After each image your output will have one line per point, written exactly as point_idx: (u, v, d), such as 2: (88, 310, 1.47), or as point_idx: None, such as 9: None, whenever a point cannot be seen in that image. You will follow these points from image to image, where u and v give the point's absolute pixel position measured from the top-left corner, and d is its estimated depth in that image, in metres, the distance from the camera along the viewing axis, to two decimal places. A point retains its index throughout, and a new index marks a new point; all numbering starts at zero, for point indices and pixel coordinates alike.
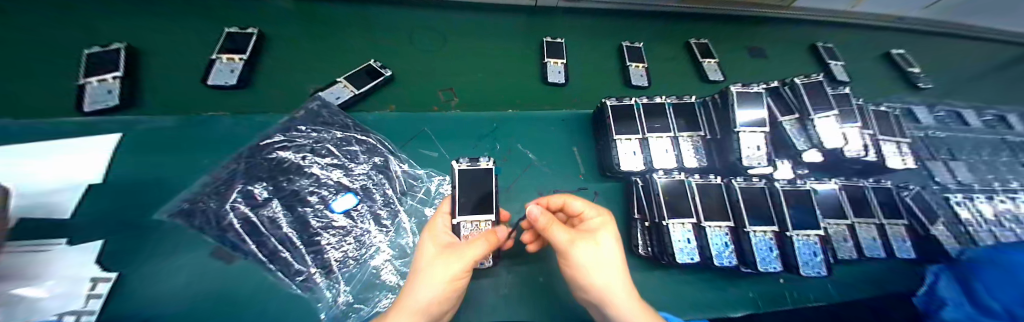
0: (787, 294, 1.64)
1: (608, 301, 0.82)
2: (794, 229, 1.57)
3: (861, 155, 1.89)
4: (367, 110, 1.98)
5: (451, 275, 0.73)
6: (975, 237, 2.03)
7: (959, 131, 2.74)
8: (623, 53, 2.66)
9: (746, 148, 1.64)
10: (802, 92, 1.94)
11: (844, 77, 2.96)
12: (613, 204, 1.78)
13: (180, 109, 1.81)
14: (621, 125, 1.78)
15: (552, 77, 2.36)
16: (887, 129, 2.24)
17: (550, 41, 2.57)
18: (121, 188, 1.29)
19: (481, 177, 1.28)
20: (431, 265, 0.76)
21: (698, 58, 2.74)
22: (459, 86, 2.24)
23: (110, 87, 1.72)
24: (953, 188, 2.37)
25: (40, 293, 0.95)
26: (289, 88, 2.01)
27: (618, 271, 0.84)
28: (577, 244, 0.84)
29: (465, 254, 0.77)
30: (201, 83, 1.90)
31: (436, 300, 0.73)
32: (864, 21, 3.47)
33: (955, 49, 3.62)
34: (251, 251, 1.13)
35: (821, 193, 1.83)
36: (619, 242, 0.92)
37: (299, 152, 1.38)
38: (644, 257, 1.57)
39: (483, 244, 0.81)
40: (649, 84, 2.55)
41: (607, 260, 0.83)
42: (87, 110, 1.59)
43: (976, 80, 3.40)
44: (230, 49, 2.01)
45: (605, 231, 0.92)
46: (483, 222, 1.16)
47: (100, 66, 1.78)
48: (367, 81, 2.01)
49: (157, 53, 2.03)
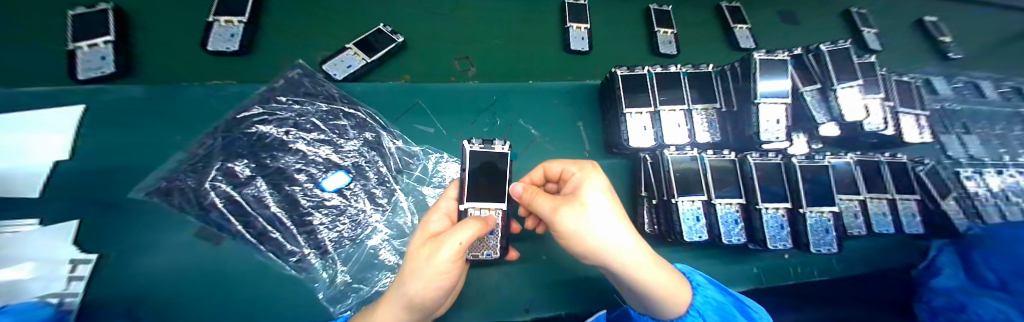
0: (790, 269, 1.62)
1: (614, 263, 0.74)
2: (808, 206, 1.52)
3: (881, 128, 1.79)
4: (384, 79, 1.86)
5: (439, 271, 0.64)
6: (980, 212, 1.99)
7: (977, 103, 2.60)
8: (651, 18, 2.43)
9: (765, 122, 1.53)
10: (828, 61, 1.77)
11: (876, 46, 2.72)
12: (620, 181, 1.71)
13: (177, 79, 1.65)
14: (633, 97, 1.63)
15: (574, 44, 2.17)
16: (908, 101, 2.10)
17: (572, 3, 2.33)
18: (93, 165, 1.19)
19: (495, 162, 1.14)
20: (419, 258, 0.69)
21: (730, 23, 2.52)
22: (475, 54, 2.08)
23: (104, 53, 1.53)
24: (964, 162, 2.30)
25: (23, 275, 0.89)
26: (296, 55, 1.84)
27: (616, 225, 0.74)
28: (558, 210, 0.78)
29: (448, 240, 0.67)
30: (200, 47, 1.72)
31: (429, 294, 0.66)
32: None
33: (986, 15, 3.37)
34: (237, 231, 1.08)
35: (837, 168, 1.74)
36: (611, 194, 0.83)
37: (281, 126, 1.26)
38: (650, 235, 1.53)
39: (472, 223, 0.72)
40: (678, 53, 2.38)
41: (604, 220, 0.73)
42: (81, 78, 1.43)
43: (1004, 49, 3.19)
44: (228, 10, 1.78)
45: (590, 185, 0.83)
46: (494, 210, 1.13)
47: (85, 28, 1.56)
48: (379, 48, 1.83)
49: (149, 14, 1.80)
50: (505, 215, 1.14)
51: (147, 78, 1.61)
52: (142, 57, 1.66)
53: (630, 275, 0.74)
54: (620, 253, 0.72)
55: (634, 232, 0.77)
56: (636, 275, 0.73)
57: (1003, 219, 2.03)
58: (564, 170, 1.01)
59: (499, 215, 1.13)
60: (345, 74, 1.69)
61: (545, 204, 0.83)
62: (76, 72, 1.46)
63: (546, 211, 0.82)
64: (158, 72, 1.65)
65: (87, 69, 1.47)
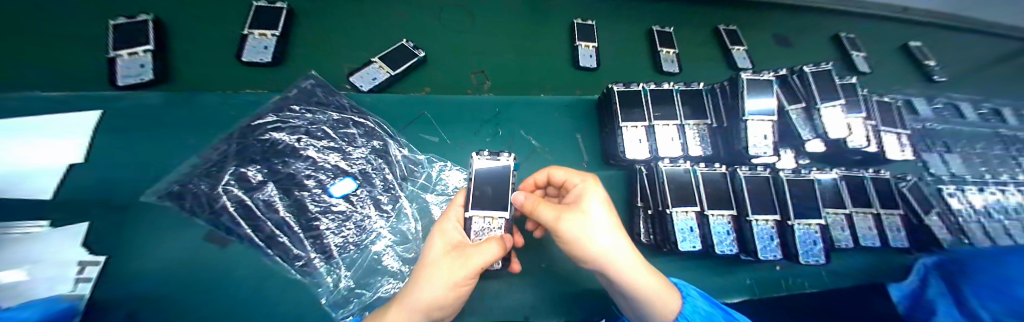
0: (782, 281, 1.66)
1: (609, 269, 0.85)
2: (796, 219, 1.59)
3: (864, 146, 1.89)
4: (404, 91, 1.93)
5: (455, 281, 0.78)
6: (964, 228, 2.08)
7: (956, 123, 2.75)
8: (654, 38, 2.58)
9: (754, 137, 1.63)
10: (810, 80, 1.89)
11: (865, 68, 2.95)
12: (615, 192, 1.77)
13: (210, 87, 1.71)
14: (628, 112, 1.72)
15: (583, 61, 2.30)
16: (889, 120, 2.22)
17: (580, 23, 2.47)
18: (105, 166, 1.22)
19: (500, 171, 1.24)
20: (438, 266, 0.80)
21: (727, 44, 2.67)
22: (491, 69, 2.18)
23: (142, 61, 1.60)
24: (945, 180, 2.41)
25: (18, 276, 0.89)
26: (323, 67, 1.92)
27: (611, 236, 0.86)
28: (562, 220, 0.87)
29: (470, 259, 0.82)
30: (234, 58, 1.80)
31: (438, 301, 0.77)
32: (878, 10, 3.41)
33: (962, 41, 3.59)
34: (247, 235, 1.10)
35: (823, 183, 1.82)
36: (608, 207, 0.94)
37: (294, 134, 1.32)
38: (647, 245, 1.58)
39: (494, 246, 0.88)
40: (680, 71, 2.52)
41: (598, 226, 0.86)
42: (122, 84, 1.50)
43: (980, 73, 3.39)
44: (262, 25, 1.87)
45: (590, 199, 0.94)
46: (497, 218, 1.16)
47: (125, 38, 1.64)
48: (402, 62, 1.93)
49: (187, 25, 1.89)
50: (506, 223, 1.17)
51: (181, 86, 1.68)
52: (177, 66, 1.73)
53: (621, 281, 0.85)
54: (613, 257, 0.83)
55: (625, 240, 0.89)
56: (627, 278, 0.84)
57: (986, 235, 2.11)
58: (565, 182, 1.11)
59: (503, 224, 1.16)
60: (371, 86, 1.79)
61: (550, 214, 0.91)
62: (117, 78, 1.53)
63: (549, 221, 0.91)
64: (192, 80, 1.71)
65: (126, 76, 1.54)
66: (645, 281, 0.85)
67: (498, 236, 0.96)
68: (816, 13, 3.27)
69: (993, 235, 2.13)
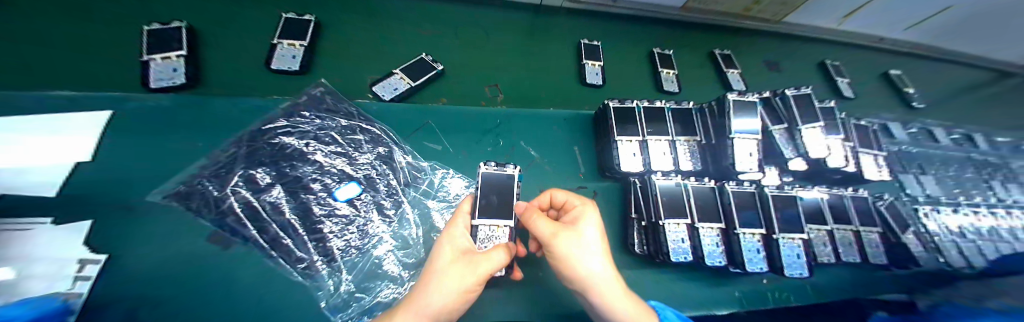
0: (769, 294, 1.72)
1: (592, 288, 0.94)
2: (780, 233, 1.67)
3: (842, 166, 2.01)
4: (422, 102, 2.01)
5: (463, 288, 0.83)
6: (939, 247, 2.19)
7: (930, 147, 2.93)
8: (654, 59, 2.74)
9: (740, 155, 1.74)
10: (792, 103, 2.03)
11: (849, 93, 3.19)
12: (612, 204, 1.83)
13: (237, 91, 1.76)
14: (622, 127, 1.83)
15: (590, 78, 2.43)
16: (866, 142, 2.37)
17: (587, 43, 2.63)
18: (110, 164, 1.23)
19: (504, 181, 1.32)
20: (446, 272, 0.85)
21: (722, 68, 2.85)
22: (504, 83, 2.29)
23: (175, 65, 1.65)
24: (921, 200, 2.55)
25: (6, 274, 0.86)
26: (349, 77, 1.99)
27: (602, 258, 0.96)
28: (558, 235, 0.98)
29: (479, 267, 0.87)
30: (264, 66, 1.86)
31: (447, 307, 0.81)
32: (859, 40, 3.67)
33: (932, 72, 3.88)
34: (251, 236, 1.12)
35: (806, 200, 1.92)
36: (602, 233, 1.04)
37: (303, 138, 1.37)
38: (640, 255, 1.62)
39: (502, 252, 0.93)
40: (680, 90, 2.67)
41: (589, 249, 0.95)
42: (154, 86, 1.54)
43: (952, 101, 3.64)
44: (291, 35, 1.96)
45: (588, 220, 1.04)
46: (502, 227, 1.21)
47: (162, 44, 1.71)
48: (422, 74, 2.04)
49: (216, 33, 1.95)
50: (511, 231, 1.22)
51: (211, 89, 1.72)
52: (208, 70, 1.78)
53: (603, 302, 0.93)
54: (597, 281, 0.92)
55: (612, 267, 0.98)
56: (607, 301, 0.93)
57: (961, 255, 2.22)
58: (568, 201, 1.21)
59: (507, 232, 1.20)
60: (392, 95, 1.87)
61: (548, 228, 1.01)
62: (149, 81, 1.56)
63: (545, 234, 1.01)
64: (222, 84, 1.76)
65: (159, 79, 1.58)
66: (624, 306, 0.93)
67: (504, 243, 1.02)
68: (802, 41, 3.53)
69: (968, 254, 2.24)
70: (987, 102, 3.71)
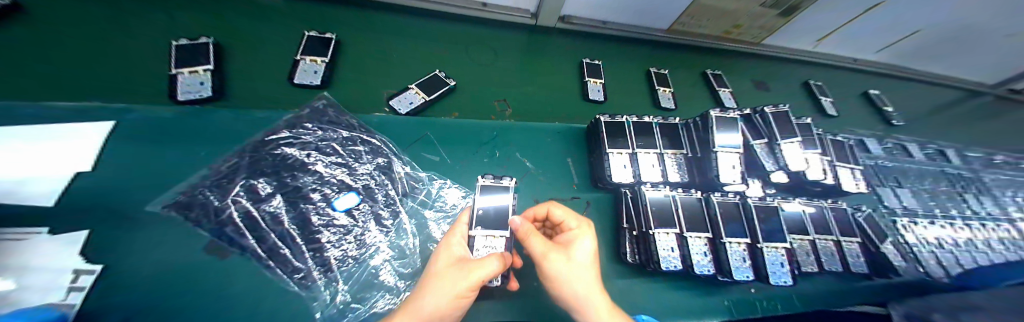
0: (757, 303, 1.77)
1: (576, 306, 1.03)
2: (764, 242, 1.75)
3: (821, 178, 2.13)
4: (435, 115, 2.11)
5: (457, 291, 0.86)
6: (918, 257, 2.30)
7: (905, 161, 3.10)
8: (651, 78, 2.92)
9: (723, 167, 1.85)
10: (771, 120, 2.17)
11: (832, 111, 3.42)
12: (604, 214, 1.89)
13: (259, 105, 1.85)
14: (614, 140, 1.93)
15: (592, 95, 2.58)
16: (842, 156, 2.52)
17: (589, 62, 2.80)
18: (119, 172, 1.25)
19: (501, 193, 1.39)
20: (441, 278, 0.90)
21: (715, 86, 3.04)
22: (511, 98, 2.42)
23: (202, 79, 1.75)
24: (899, 212, 2.68)
25: (4, 285, 0.86)
26: (367, 90, 2.11)
27: (590, 280, 1.04)
28: (548, 256, 1.07)
29: (475, 272, 0.90)
30: (286, 80, 1.98)
31: (442, 311, 0.84)
32: (834, 61, 3.94)
33: (903, 91, 4.15)
34: (248, 246, 1.12)
35: (787, 211, 2.02)
36: (593, 256, 1.12)
37: (304, 149, 1.40)
38: (632, 264, 1.67)
39: (496, 261, 0.95)
40: (676, 107, 2.83)
41: (577, 272, 1.04)
42: (183, 99, 1.62)
43: (921, 118, 3.89)
44: (312, 52, 2.09)
45: (580, 243, 1.12)
46: (498, 237, 1.25)
47: (190, 58, 1.81)
48: (435, 89, 2.15)
49: (237, 49, 2.06)
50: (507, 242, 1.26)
51: (235, 101, 1.80)
52: (232, 84, 1.87)
53: (586, 319, 1.03)
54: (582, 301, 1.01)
55: (601, 289, 1.04)
56: (589, 320, 1.02)
57: (939, 265, 2.33)
58: (564, 221, 1.25)
59: (504, 242, 1.25)
60: (408, 109, 1.99)
61: (540, 246, 1.10)
62: (177, 94, 1.65)
63: (535, 252, 1.10)
64: (245, 97, 1.85)
65: (187, 92, 1.67)
66: None
67: (500, 253, 1.04)
68: (783, 62, 3.77)
69: (945, 264, 2.35)
70: (954, 120, 3.99)
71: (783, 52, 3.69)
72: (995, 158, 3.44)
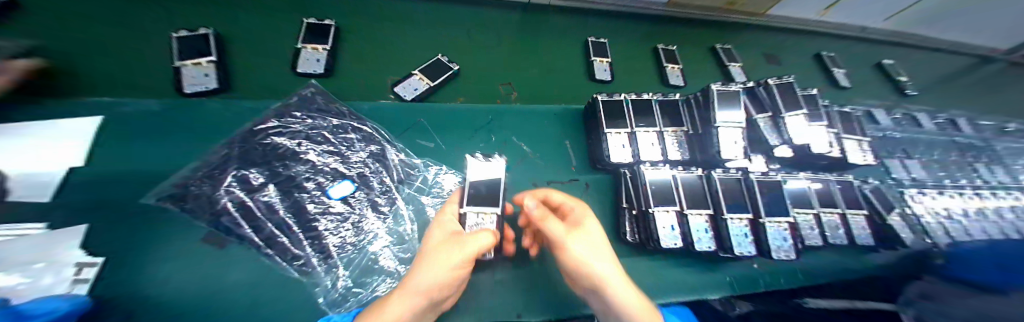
0: (761, 278, 1.77)
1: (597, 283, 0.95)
2: (766, 217, 1.72)
3: (826, 152, 2.06)
4: (440, 101, 2.08)
5: (452, 264, 0.85)
6: (925, 228, 2.24)
7: (915, 132, 3.00)
8: (659, 55, 2.82)
9: (726, 143, 1.79)
10: (776, 92, 2.09)
11: (846, 83, 3.29)
12: (603, 195, 1.87)
13: (267, 96, 1.84)
14: (610, 120, 1.87)
15: (599, 75, 2.52)
16: (850, 128, 2.44)
17: (594, 41, 2.71)
18: (121, 167, 1.26)
19: (494, 174, 1.37)
20: (438, 252, 0.89)
21: (725, 62, 2.94)
22: (515, 81, 2.36)
23: (207, 71, 1.72)
24: (907, 184, 2.62)
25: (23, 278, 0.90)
26: (372, 78, 2.08)
27: (607, 258, 0.99)
28: (569, 235, 1.01)
29: (467, 246, 0.90)
30: (290, 70, 1.95)
31: (436, 287, 0.84)
32: (846, 31, 3.75)
33: (916, 60, 3.97)
34: (246, 236, 1.14)
35: (791, 186, 1.97)
36: (602, 233, 1.11)
37: (294, 138, 1.38)
38: (632, 243, 1.66)
39: (489, 236, 0.97)
40: (687, 84, 2.76)
41: (596, 250, 0.99)
42: (189, 92, 1.62)
43: (935, 87, 3.74)
44: (314, 40, 2.04)
45: (589, 224, 1.12)
46: (490, 214, 1.26)
47: (192, 49, 1.77)
48: (439, 74, 2.10)
49: (237, 40, 2.02)
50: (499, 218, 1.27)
51: (240, 93, 1.79)
52: (236, 77, 1.85)
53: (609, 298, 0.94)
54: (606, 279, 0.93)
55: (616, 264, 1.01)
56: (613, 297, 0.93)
57: (947, 235, 2.28)
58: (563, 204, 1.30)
59: (495, 219, 1.25)
60: (414, 96, 1.96)
61: (558, 229, 1.03)
62: (183, 86, 1.63)
63: (557, 235, 1.02)
64: (249, 88, 1.83)
65: (193, 84, 1.65)
66: (631, 299, 0.93)
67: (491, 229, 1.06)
68: (792, 34, 3.60)
69: (952, 233, 2.30)
70: (970, 88, 3.83)
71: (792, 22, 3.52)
72: (1010, 126, 3.32)
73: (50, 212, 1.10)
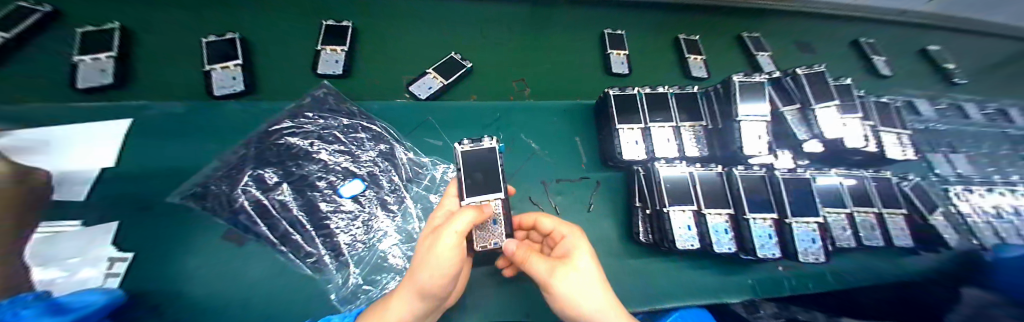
0: (786, 280, 1.67)
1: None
2: (793, 217, 1.61)
3: (862, 146, 1.89)
4: (454, 99, 2.07)
5: (440, 262, 0.74)
6: (971, 228, 2.03)
7: (961, 124, 2.72)
8: (681, 45, 2.69)
9: (748, 138, 1.68)
10: (805, 82, 1.94)
11: (887, 71, 3.03)
12: (616, 193, 1.81)
13: (291, 96, 1.90)
14: (622, 115, 1.80)
15: (616, 68, 2.43)
16: (888, 120, 2.24)
17: (611, 33, 2.62)
18: (150, 167, 1.33)
19: (485, 156, 1.30)
20: (423, 252, 0.79)
21: (752, 51, 2.79)
22: (529, 77, 2.31)
23: (234, 74, 1.79)
24: (952, 180, 2.39)
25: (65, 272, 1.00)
26: (387, 76, 2.09)
27: (600, 290, 0.87)
28: (554, 273, 0.87)
29: (442, 238, 0.74)
30: (310, 71, 1.99)
31: (434, 285, 0.77)
32: (885, 14, 3.44)
33: (966, 44, 3.59)
34: (263, 233, 1.20)
35: (821, 183, 1.84)
36: (596, 261, 0.96)
37: (307, 138, 1.41)
38: (646, 244, 1.59)
39: (468, 214, 0.80)
40: (709, 76, 2.63)
41: (587, 284, 0.87)
42: (219, 94, 1.69)
43: (987, 74, 3.38)
44: (332, 41, 2.06)
45: (580, 251, 0.97)
46: (491, 200, 1.21)
47: (219, 53, 1.83)
48: (452, 73, 2.09)
49: (260, 42, 2.07)
50: (504, 202, 1.23)
51: (264, 95, 1.85)
52: (261, 79, 1.90)
53: None
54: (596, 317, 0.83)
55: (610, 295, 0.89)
56: None
57: (998, 237, 2.06)
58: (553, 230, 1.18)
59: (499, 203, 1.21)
60: (428, 94, 1.95)
61: (542, 267, 0.92)
62: (213, 89, 1.72)
63: (541, 275, 0.90)
64: (270, 90, 1.89)
65: (222, 87, 1.73)
66: None
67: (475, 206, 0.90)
68: (824, 19, 3.33)
69: (1003, 234, 2.08)
70: None
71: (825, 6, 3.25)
72: None
73: (87, 210, 1.18)
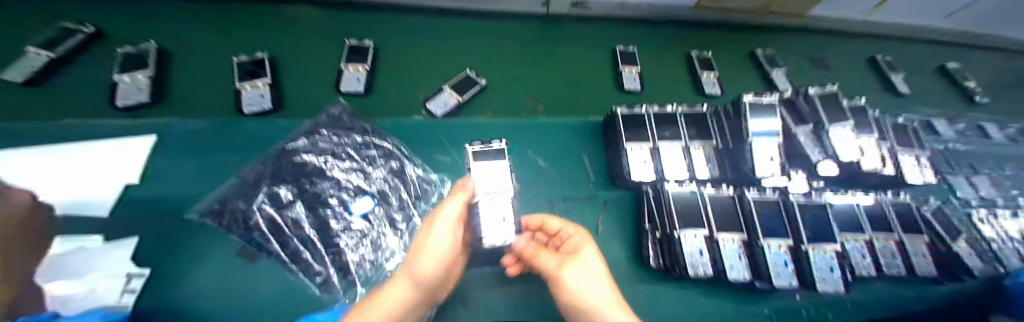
0: (803, 309, 1.61)
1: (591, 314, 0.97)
2: (809, 243, 1.56)
3: (879, 168, 1.84)
4: (471, 113, 2.10)
5: (434, 246, 0.97)
6: (997, 255, 1.93)
7: (981, 145, 2.64)
8: (693, 62, 2.70)
9: (760, 159, 1.66)
10: (817, 103, 1.92)
11: (905, 88, 2.99)
12: (625, 213, 1.79)
13: (313, 112, 1.93)
14: (632, 134, 1.78)
15: (628, 85, 2.45)
16: (905, 141, 2.18)
17: (622, 49, 2.65)
18: (171, 183, 1.38)
19: (494, 158, 1.31)
20: (421, 242, 1.01)
21: (766, 68, 2.79)
22: (541, 93, 2.34)
23: (262, 91, 1.84)
24: (975, 204, 2.30)
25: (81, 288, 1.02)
26: (404, 92, 2.15)
27: (600, 284, 1.02)
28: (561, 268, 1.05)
29: (439, 224, 1.01)
30: (332, 88, 2.05)
31: (428, 272, 0.96)
32: (898, 31, 3.41)
33: (983, 62, 3.51)
34: (274, 250, 1.21)
35: (837, 206, 1.78)
36: (599, 258, 1.14)
37: (321, 155, 1.45)
38: (656, 269, 1.55)
39: (458, 203, 1.05)
40: (721, 93, 2.61)
41: (590, 279, 1.03)
42: (247, 111, 1.72)
43: (1006, 92, 3.30)
44: (353, 60, 2.13)
45: (586, 251, 1.14)
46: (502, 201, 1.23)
47: (249, 73, 1.91)
48: (466, 89, 2.12)
49: (286, 61, 2.15)
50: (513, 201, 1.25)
51: (291, 111, 1.88)
52: (287, 96, 1.96)
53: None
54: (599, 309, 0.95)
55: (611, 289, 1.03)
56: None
57: None
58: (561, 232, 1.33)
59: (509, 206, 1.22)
60: (445, 110, 1.95)
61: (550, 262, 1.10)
62: (243, 106, 1.75)
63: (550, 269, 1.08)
64: (294, 105, 1.94)
65: (251, 104, 1.77)
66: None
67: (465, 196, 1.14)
68: (834, 36, 3.32)
69: None
70: None
71: (837, 23, 3.24)
72: None
73: (110, 225, 1.22)
